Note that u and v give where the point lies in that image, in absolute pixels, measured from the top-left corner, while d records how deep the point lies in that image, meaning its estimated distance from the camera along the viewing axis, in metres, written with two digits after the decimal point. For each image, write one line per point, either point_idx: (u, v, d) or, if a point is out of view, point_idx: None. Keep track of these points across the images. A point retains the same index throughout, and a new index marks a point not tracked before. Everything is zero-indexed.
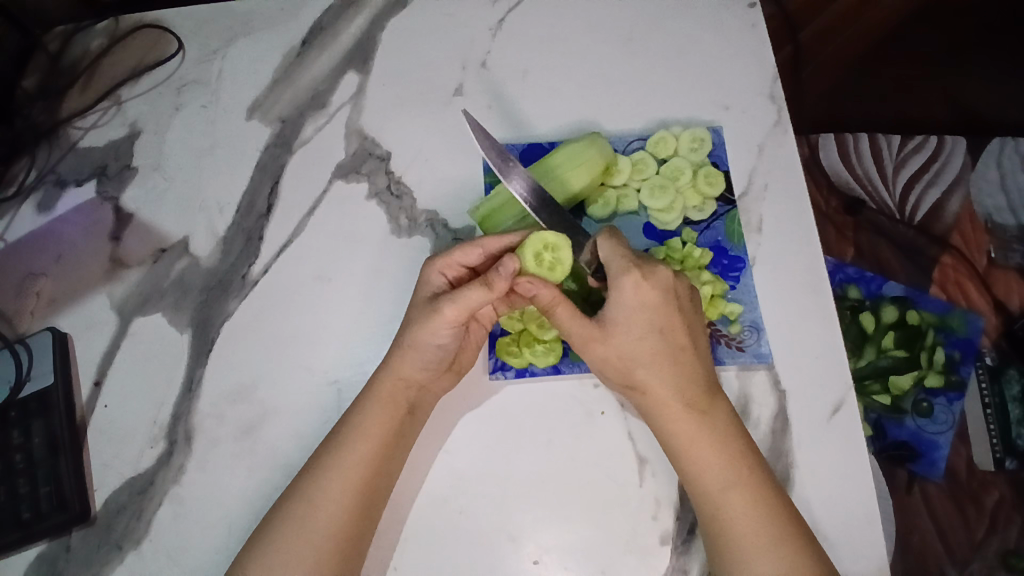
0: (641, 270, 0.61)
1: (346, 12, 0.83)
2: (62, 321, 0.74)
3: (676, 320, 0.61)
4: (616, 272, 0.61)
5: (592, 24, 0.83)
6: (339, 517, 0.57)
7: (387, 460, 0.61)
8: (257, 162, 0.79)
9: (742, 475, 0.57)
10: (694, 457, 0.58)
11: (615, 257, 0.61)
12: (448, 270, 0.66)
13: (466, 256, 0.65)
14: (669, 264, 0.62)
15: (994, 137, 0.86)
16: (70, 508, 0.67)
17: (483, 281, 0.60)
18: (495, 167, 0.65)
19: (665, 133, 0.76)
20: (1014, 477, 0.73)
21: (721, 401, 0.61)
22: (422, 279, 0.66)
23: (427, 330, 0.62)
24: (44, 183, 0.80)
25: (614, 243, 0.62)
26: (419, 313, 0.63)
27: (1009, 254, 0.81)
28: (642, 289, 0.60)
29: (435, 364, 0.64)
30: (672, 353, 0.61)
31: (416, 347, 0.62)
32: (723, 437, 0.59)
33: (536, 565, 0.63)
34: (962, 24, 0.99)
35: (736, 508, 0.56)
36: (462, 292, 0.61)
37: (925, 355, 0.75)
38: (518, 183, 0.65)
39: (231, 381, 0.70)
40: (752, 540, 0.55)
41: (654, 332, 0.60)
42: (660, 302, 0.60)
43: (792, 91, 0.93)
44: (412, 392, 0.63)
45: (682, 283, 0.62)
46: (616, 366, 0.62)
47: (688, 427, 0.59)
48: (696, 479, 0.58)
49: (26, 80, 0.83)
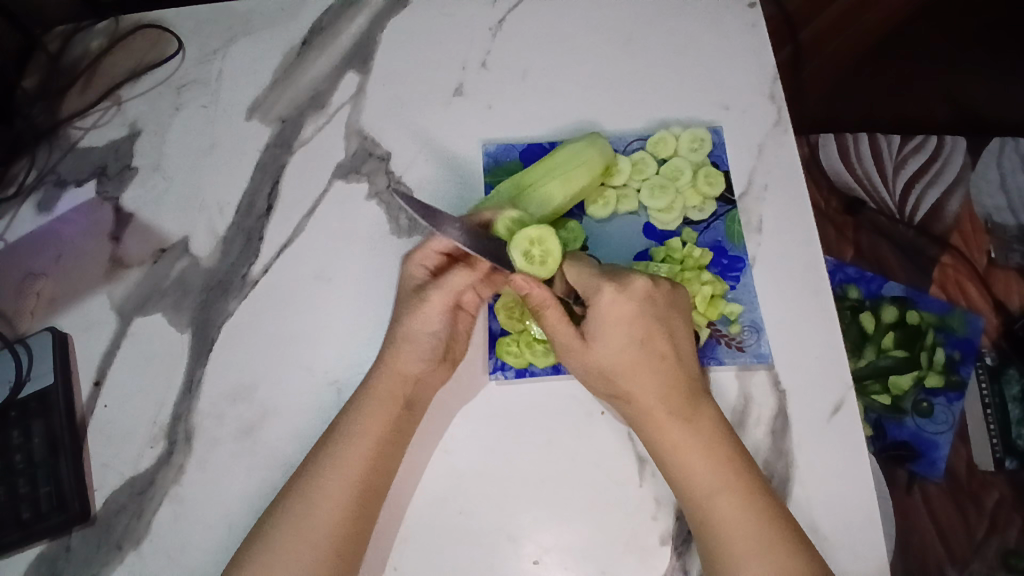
0: (616, 283, 0.61)
1: (347, 12, 0.83)
2: (62, 321, 0.74)
3: (655, 328, 0.61)
4: (591, 288, 0.61)
5: (592, 24, 0.83)
6: (338, 513, 0.57)
7: (387, 456, 0.61)
8: (257, 162, 0.79)
9: (729, 481, 0.57)
10: (679, 465, 0.58)
11: (585, 280, 0.63)
12: (427, 261, 0.68)
13: (443, 245, 0.67)
14: (644, 273, 0.62)
15: (994, 137, 0.86)
16: (70, 508, 0.67)
17: (466, 264, 0.67)
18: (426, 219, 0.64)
19: (664, 133, 0.76)
20: (1014, 477, 0.73)
21: (706, 406, 0.60)
22: (403, 273, 0.68)
23: (417, 319, 0.65)
24: (44, 183, 0.80)
25: (580, 267, 0.65)
26: (406, 304, 0.67)
27: (1009, 253, 0.81)
28: (618, 302, 0.60)
29: (430, 355, 0.65)
30: (652, 361, 0.60)
31: (408, 337, 0.65)
32: (709, 443, 0.58)
33: (536, 565, 0.63)
34: (961, 25, 0.99)
35: (724, 515, 0.56)
36: (446, 280, 0.66)
37: (925, 355, 0.75)
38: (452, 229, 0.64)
39: (232, 381, 0.70)
40: (740, 547, 0.55)
41: (634, 343, 0.60)
42: (637, 312, 0.60)
43: (792, 90, 0.93)
44: (410, 385, 0.64)
45: (660, 288, 0.62)
46: (599, 377, 0.62)
47: (671, 435, 0.59)
48: (682, 486, 0.58)
49: (26, 80, 0.83)
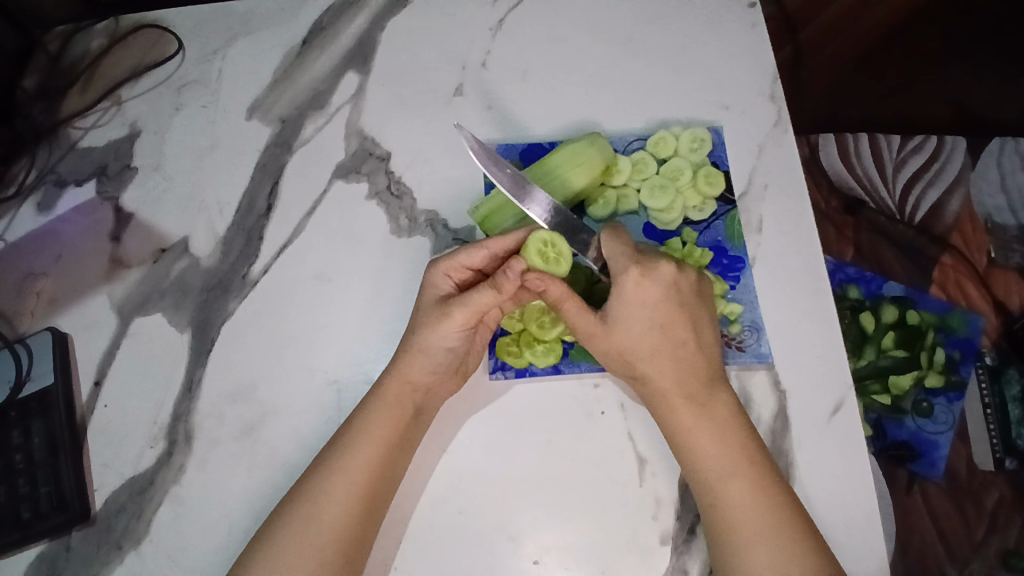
0: (643, 266, 0.61)
1: (346, 13, 0.83)
2: (61, 321, 0.74)
3: (676, 314, 0.61)
4: (616, 271, 0.61)
5: (591, 25, 0.83)
6: (345, 519, 0.57)
7: (393, 460, 0.61)
8: (257, 162, 0.79)
9: (741, 465, 0.57)
10: (692, 447, 0.59)
11: (616, 255, 0.62)
12: (454, 273, 0.65)
13: (471, 258, 0.64)
14: (670, 260, 0.62)
15: (994, 137, 0.87)
16: (71, 508, 0.67)
17: (494, 284, 0.61)
18: (504, 186, 0.66)
19: (664, 133, 0.76)
20: (1014, 477, 0.73)
21: (722, 394, 0.60)
22: (427, 281, 0.65)
23: (437, 334, 0.62)
24: (44, 183, 0.80)
25: (617, 242, 0.63)
26: (427, 315, 0.64)
27: (1009, 253, 0.81)
28: (642, 286, 0.61)
29: (443, 367, 0.64)
30: (673, 346, 0.61)
31: (426, 349, 0.63)
32: (723, 427, 0.59)
33: (536, 565, 0.63)
34: (961, 25, 0.99)
35: (733, 496, 0.56)
36: (471, 297, 0.62)
37: (925, 355, 0.75)
38: (536, 207, 0.66)
39: (232, 380, 0.70)
40: (750, 528, 0.55)
41: (656, 327, 0.61)
42: (662, 297, 0.61)
43: (792, 90, 0.93)
44: (419, 395, 0.63)
45: (685, 276, 0.62)
46: (618, 360, 0.62)
47: (687, 418, 0.59)
48: (695, 468, 0.58)
49: (26, 80, 0.83)
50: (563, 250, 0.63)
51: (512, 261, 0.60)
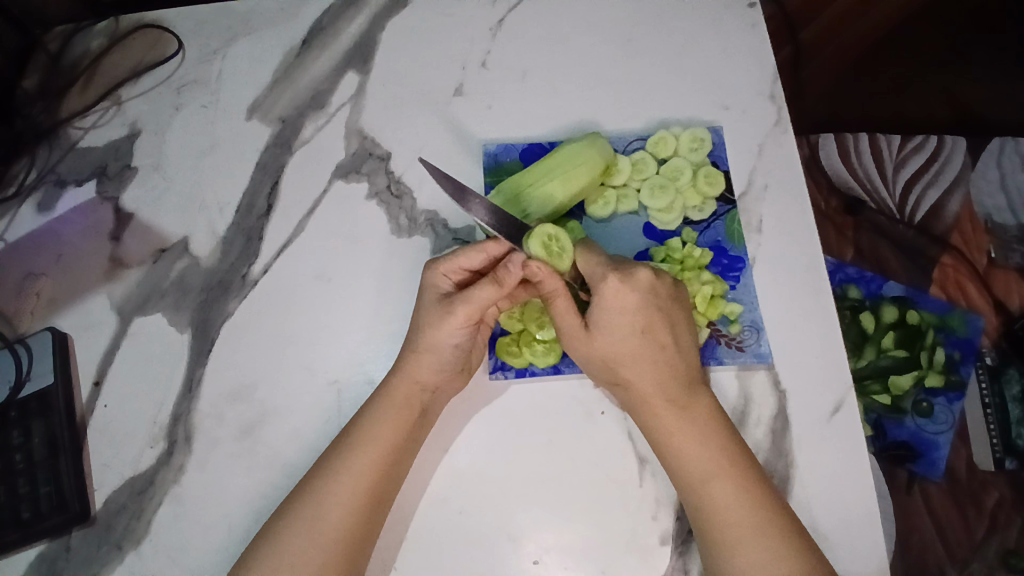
0: (620, 274, 0.60)
1: (346, 12, 0.83)
2: (62, 321, 0.74)
3: (656, 319, 0.60)
4: (595, 280, 0.61)
5: (591, 25, 0.83)
6: (350, 520, 0.57)
7: (399, 460, 0.61)
8: (257, 162, 0.79)
9: (724, 468, 0.57)
10: (674, 449, 0.59)
11: (591, 269, 0.62)
12: (453, 274, 0.65)
13: (471, 259, 0.64)
14: (648, 265, 0.62)
15: (994, 137, 0.87)
16: (71, 508, 0.67)
17: (494, 279, 0.61)
18: (451, 195, 0.63)
19: (664, 133, 0.76)
20: (1014, 477, 0.73)
21: (703, 397, 0.60)
22: (426, 281, 0.65)
23: (441, 331, 0.62)
24: (44, 183, 0.80)
25: (589, 258, 0.63)
26: (429, 315, 0.63)
27: (1009, 253, 0.81)
28: (621, 295, 0.60)
29: (450, 365, 0.64)
30: (653, 352, 0.60)
31: (432, 348, 0.63)
32: (706, 430, 0.59)
33: (536, 565, 0.63)
34: (960, 25, 0.99)
35: (717, 499, 0.56)
36: (472, 293, 0.62)
37: (925, 355, 0.75)
38: (479, 210, 0.63)
39: (232, 380, 0.70)
40: (734, 530, 0.55)
41: (636, 334, 0.60)
42: (641, 304, 0.60)
43: (792, 90, 0.93)
44: (427, 395, 0.63)
45: (664, 282, 0.62)
46: (601, 365, 0.63)
47: (668, 423, 0.59)
48: (677, 472, 0.59)
49: (26, 80, 0.83)
50: (568, 245, 0.63)
51: (513, 255, 0.62)
